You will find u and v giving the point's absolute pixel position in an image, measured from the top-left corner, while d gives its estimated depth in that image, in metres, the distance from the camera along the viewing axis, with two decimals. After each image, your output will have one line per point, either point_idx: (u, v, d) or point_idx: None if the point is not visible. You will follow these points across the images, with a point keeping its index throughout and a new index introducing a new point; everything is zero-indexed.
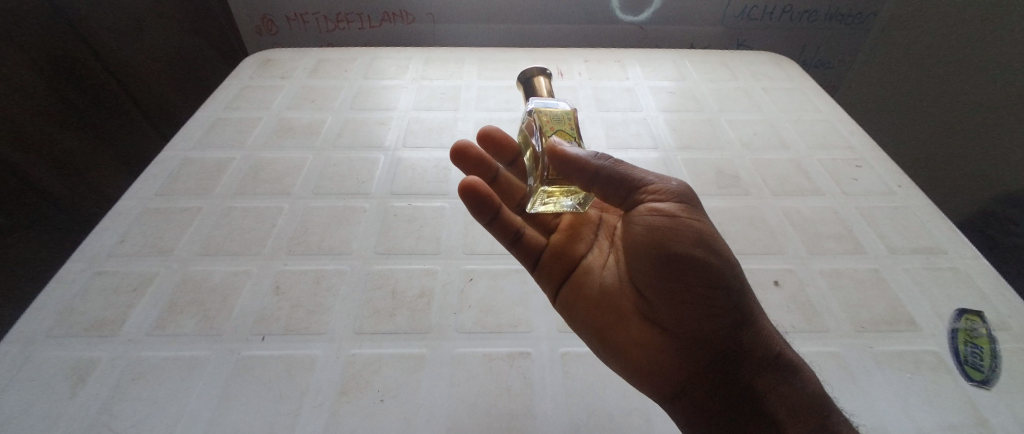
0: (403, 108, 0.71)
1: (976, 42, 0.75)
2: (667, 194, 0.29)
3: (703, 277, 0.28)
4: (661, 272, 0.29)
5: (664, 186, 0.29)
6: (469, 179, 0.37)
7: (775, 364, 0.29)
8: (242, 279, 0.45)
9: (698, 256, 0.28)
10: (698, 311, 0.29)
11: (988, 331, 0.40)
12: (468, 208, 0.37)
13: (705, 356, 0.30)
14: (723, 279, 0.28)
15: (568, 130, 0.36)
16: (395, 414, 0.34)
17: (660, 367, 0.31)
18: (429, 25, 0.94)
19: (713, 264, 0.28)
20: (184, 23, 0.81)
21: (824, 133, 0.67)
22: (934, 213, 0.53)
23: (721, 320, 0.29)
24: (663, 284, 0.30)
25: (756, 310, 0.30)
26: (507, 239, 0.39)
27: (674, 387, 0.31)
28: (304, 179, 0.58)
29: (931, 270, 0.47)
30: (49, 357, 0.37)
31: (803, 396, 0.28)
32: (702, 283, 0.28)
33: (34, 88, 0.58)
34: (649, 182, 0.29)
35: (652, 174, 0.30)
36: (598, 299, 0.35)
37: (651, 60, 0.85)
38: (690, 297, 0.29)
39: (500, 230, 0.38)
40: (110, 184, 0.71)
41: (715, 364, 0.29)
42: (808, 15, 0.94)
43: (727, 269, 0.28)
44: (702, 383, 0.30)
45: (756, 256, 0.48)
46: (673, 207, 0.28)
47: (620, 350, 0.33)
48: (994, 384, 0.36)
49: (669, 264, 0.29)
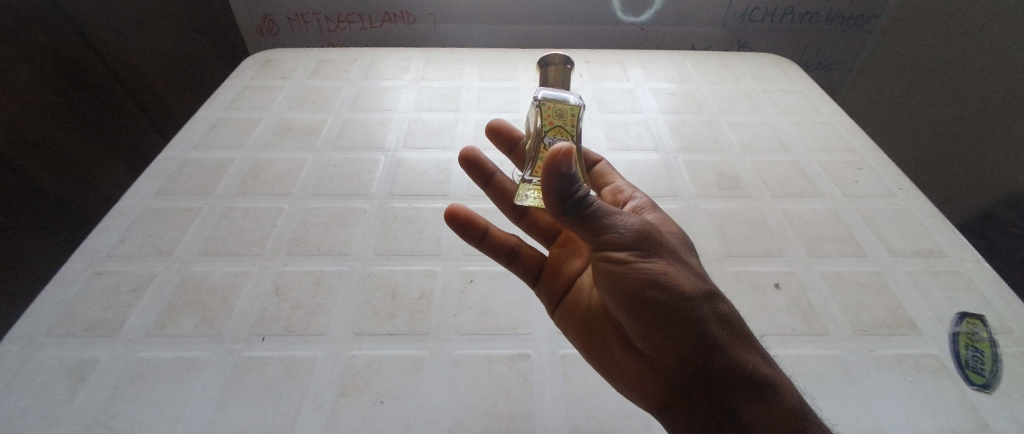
0: (403, 109, 0.71)
1: (974, 45, 0.75)
2: (620, 240, 0.24)
3: (659, 312, 0.24)
4: (621, 308, 0.26)
5: (617, 226, 0.25)
6: (452, 205, 0.38)
7: (752, 388, 0.24)
8: (242, 280, 0.45)
9: (651, 298, 0.24)
10: (661, 343, 0.25)
11: (989, 334, 0.40)
12: (455, 231, 0.38)
13: (680, 382, 0.26)
14: (679, 313, 0.24)
15: (568, 127, 0.37)
16: (394, 415, 0.34)
17: (642, 390, 0.29)
18: (430, 26, 0.95)
19: (667, 302, 0.24)
20: (186, 23, 0.81)
21: (824, 135, 0.67)
22: (935, 216, 0.53)
23: (682, 351, 0.25)
24: (625, 320, 0.27)
25: (732, 332, 0.25)
26: (502, 257, 0.39)
27: (658, 403, 0.28)
28: (304, 180, 0.58)
29: (932, 273, 0.47)
30: (49, 358, 0.37)
31: (789, 415, 0.23)
32: (657, 320, 0.25)
33: (35, 87, 0.58)
34: (601, 223, 0.25)
35: (608, 208, 0.25)
36: (586, 316, 0.34)
37: (651, 62, 0.85)
38: (649, 332, 0.26)
39: (491, 248, 0.39)
40: (110, 184, 0.71)
41: (686, 393, 0.26)
42: (809, 17, 0.94)
43: (684, 302, 0.24)
44: (682, 406, 0.26)
45: (757, 259, 0.48)
46: (625, 249, 0.25)
47: (609, 367, 0.32)
48: (994, 388, 0.36)
49: (627, 302, 0.26)
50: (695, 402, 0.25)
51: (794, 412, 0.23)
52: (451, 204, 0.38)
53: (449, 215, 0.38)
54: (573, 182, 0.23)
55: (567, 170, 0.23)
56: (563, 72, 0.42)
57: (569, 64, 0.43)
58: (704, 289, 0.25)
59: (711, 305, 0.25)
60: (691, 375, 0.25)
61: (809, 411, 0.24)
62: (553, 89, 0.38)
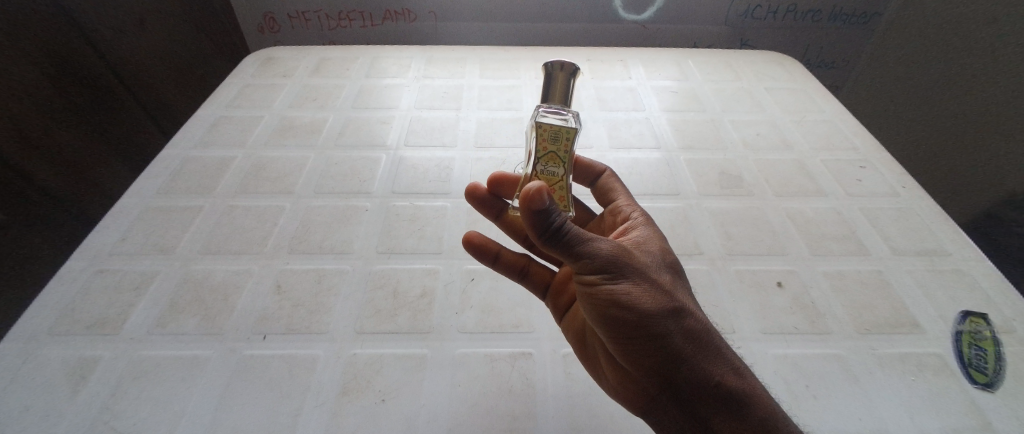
0: (405, 108, 0.71)
1: (981, 45, 0.74)
2: (590, 266, 0.25)
3: (626, 327, 0.25)
4: (597, 324, 0.27)
5: (590, 252, 0.25)
6: (468, 232, 0.39)
7: (719, 397, 0.24)
8: (243, 278, 0.45)
9: (621, 318, 0.25)
10: (635, 358, 0.26)
11: (992, 334, 0.40)
12: (472, 256, 0.40)
13: (656, 392, 0.26)
14: (644, 329, 0.25)
15: (562, 153, 0.37)
16: (396, 414, 0.34)
17: (627, 399, 0.30)
18: (431, 24, 0.94)
19: (633, 321, 0.25)
20: (187, 20, 0.81)
21: (827, 133, 0.67)
22: (939, 215, 0.53)
23: (650, 363, 0.25)
24: (604, 335, 0.27)
25: (701, 344, 0.25)
26: (516, 274, 0.40)
27: (639, 409, 0.29)
28: (305, 179, 0.57)
29: (934, 272, 0.46)
30: (50, 356, 0.37)
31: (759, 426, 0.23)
32: (626, 335, 0.26)
33: (36, 85, 0.59)
34: (576, 252, 0.25)
35: (584, 235, 0.25)
36: (580, 328, 0.34)
37: (654, 60, 0.85)
38: (621, 345, 0.27)
39: (506, 267, 0.40)
40: (110, 182, 0.71)
41: (663, 400, 0.26)
42: (812, 14, 0.94)
43: (648, 319, 0.24)
44: (661, 412, 0.27)
45: (759, 257, 0.48)
46: (594, 274, 0.25)
47: (601, 376, 0.33)
48: (998, 387, 0.36)
49: (602, 321, 0.26)
50: (670, 410, 0.26)
51: (762, 420, 0.23)
52: (467, 231, 0.39)
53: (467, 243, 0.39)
54: (550, 214, 0.24)
55: (543, 206, 0.24)
56: (567, 81, 0.36)
57: (575, 72, 0.36)
58: (674, 306, 0.25)
59: (677, 321, 0.25)
60: (661, 385, 0.26)
61: (781, 419, 0.24)
62: (552, 107, 0.36)
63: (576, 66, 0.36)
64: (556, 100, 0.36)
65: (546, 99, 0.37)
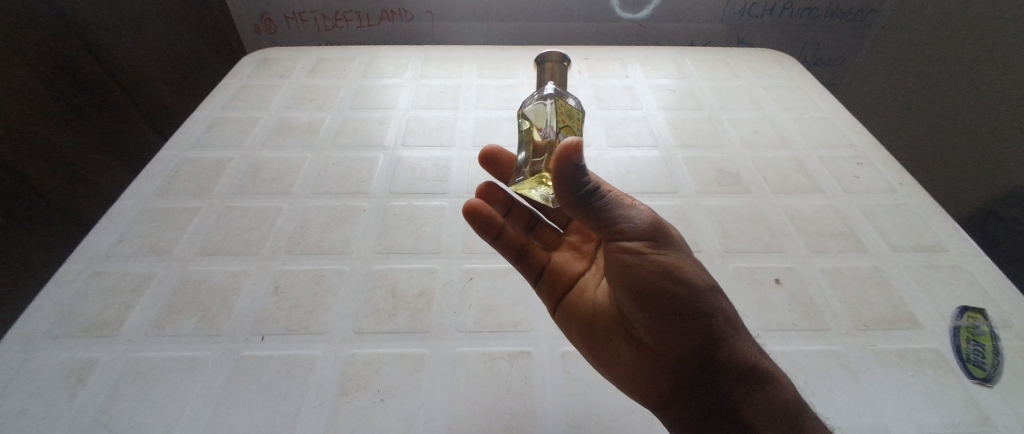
0: (403, 107, 0.71)
1: (973, 43, 0.75)
2: (635, 230, 0.26)
3: (669, 302, 0.25)
4: (630, 300, 0.27)
5: (631, 220, 0.26)
6: (472, 202, 0.39)
7: (750, 375, 0.25)
8: (241, 279, 0.45)
9: (666, 291, 0.25)
10: (671, 337, 0.26)
11: (990, 329, 0.40)
12: (474, 228, 0.39)
13: (685, 376, 0.27)
14: (688, 303, 0.25)
15: (576, 130, 0.35)
16: (395, 413, 0.34)
17: (644, 388, 0.29)
18: (429, 23, 0.94)
19: (679, 294, 0.25)
20: (184, 22, 0.81)
21: (824, 131, 0.67)
22: (936, 211, 0.53)
23: (688, 342, 0.26)
24: (637, 313, 0.27)
25: (732, 324, 0.27)
26: (513, 255, 0.39)
27: (657, 401, 0.29)
28: (303, 179, 0.57)
29: (932, 268, 0.47)
30: (48, 358, 0.37)
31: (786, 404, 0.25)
32: (662, 310, 0.26)
33: (33, 87, 0.58)
34: (616, 219, 0.26)
35: (623, 205, 0.27)
36: (585, 317, 0.34)
37: (651, 59, 0.85)
38: (654, 323, 0.27)
39: (505, 247, 0.39)
40: (108, 184, 0.71)
41: (692, 385, 0.27)
42: (809, 12, 0.94)
43: (691, 292, 0.25)
44: (685, 401, 0.27)
45: (758, 254, 0.48)
46: (640, 244, 0.25)
47: (608, 368, 0.32)
48: (996, 382, 0.36)
49: (641, 296, 0.26)
50: (696, 396, 0.27)
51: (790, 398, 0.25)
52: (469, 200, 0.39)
53: (468, 211, 0.39)
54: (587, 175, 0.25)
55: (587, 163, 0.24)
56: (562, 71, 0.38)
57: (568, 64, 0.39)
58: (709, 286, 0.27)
59: (714, 298, 0.26)
60: (694, 365, 0.26)
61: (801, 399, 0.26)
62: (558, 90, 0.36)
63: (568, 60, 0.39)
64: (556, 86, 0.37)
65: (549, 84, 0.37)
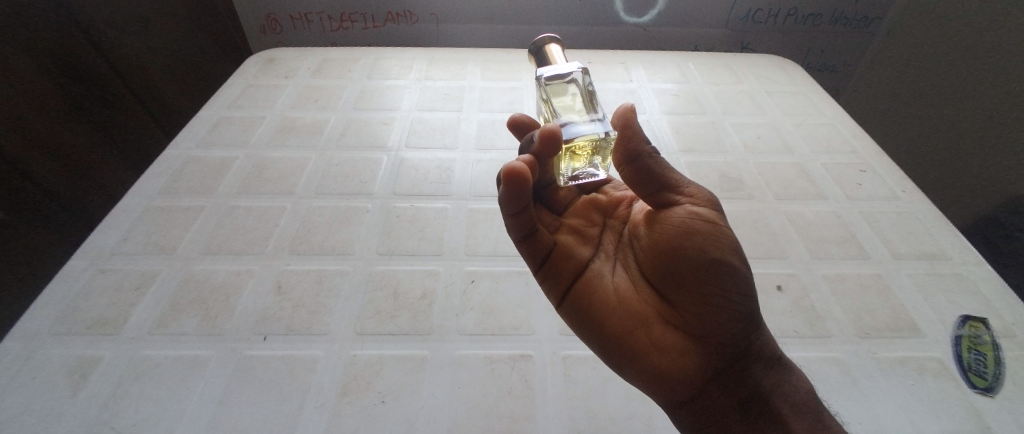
0: (405, 109, 0.71)
1: (974, 50, 0.75)
2: (702, 199, 0.29)
3: (729, 277, 0.28)
4: (689, 273, 0.28)
5: (698, 191, 0.30)
6: (518, 162, 0.25)
7: (772, 361, 0.30)
8: (244, 279, 0.45)
9: (730, 264, 0.28)
10: (725, 316, 0.28)
11: (992, 338, 0.40)
12: (506, 197, 0.26)
13: (725, 359, 0.29)
14: (744, 281, 0.28)
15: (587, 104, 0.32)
16: (396, 414, 0.34)
17: (679, 381, 0.29)
18: (433, 26, 0.95)
19: (738, 269, 0.28)
20: (189, 21, 0.81)
21: (827, 137, 0.67)
22: (938, 219, 0.53)
23: (738, 321, 0.28)
24: (692, 287, 0.28)
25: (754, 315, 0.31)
26: (520, 232, 0.30)
27: (688, 395, 0.29)
28: (306, 179, 0.58)
29: (935, 276, 0.46)
30: (50, 355, 0.37)
31: (802, 393, 0.29)
32: (725, 283, 0.28)
33: (36, 80, 0.58)
34: (685, 185, 0.30)
35: (686, 178, 0.30)
36: (606, 306, 0.30)
37: (654, 63, 0.85)
38: (711, 296, 0.28)
39: (518, 223, 0.29)
40: (112, 181, 0.71)
41: (730, 371, 0.29)
42: (813, 18, 0.94)
43: (745, 271, 0.29)
44: (719, 389, 0.29)
45: (760, 260, 0.48)
46: (709, 213, 0.29)
47: (635, 363, 0.29)
48: (998, 392, 0.36)
49: (705, 267, 0.28)
50: (732, 382, 0.29)
51: (800, 384, 0.30)
52: (509, 164, 0.25)
53: (509, 177, 0.25)
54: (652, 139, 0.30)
55: None
56: (554, 48, 0.34)
57: (552, 41, 0.35)
58: None
59: None
60: (736, 345, 0.29)
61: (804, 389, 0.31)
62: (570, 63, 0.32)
63: (556, 37, 0.36)
64: (555, 63, 0.33)
65: (546, 65, 0.33)
